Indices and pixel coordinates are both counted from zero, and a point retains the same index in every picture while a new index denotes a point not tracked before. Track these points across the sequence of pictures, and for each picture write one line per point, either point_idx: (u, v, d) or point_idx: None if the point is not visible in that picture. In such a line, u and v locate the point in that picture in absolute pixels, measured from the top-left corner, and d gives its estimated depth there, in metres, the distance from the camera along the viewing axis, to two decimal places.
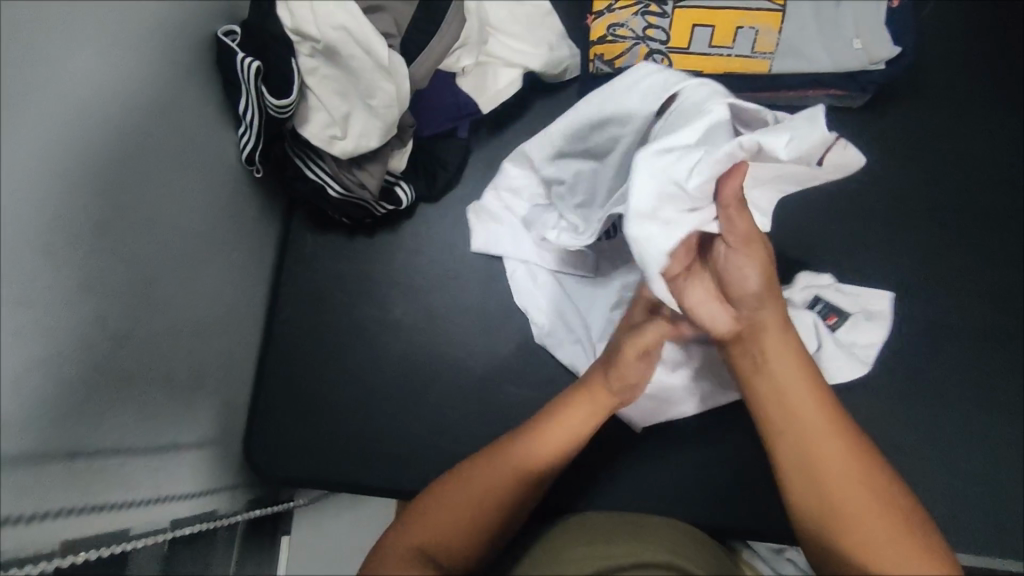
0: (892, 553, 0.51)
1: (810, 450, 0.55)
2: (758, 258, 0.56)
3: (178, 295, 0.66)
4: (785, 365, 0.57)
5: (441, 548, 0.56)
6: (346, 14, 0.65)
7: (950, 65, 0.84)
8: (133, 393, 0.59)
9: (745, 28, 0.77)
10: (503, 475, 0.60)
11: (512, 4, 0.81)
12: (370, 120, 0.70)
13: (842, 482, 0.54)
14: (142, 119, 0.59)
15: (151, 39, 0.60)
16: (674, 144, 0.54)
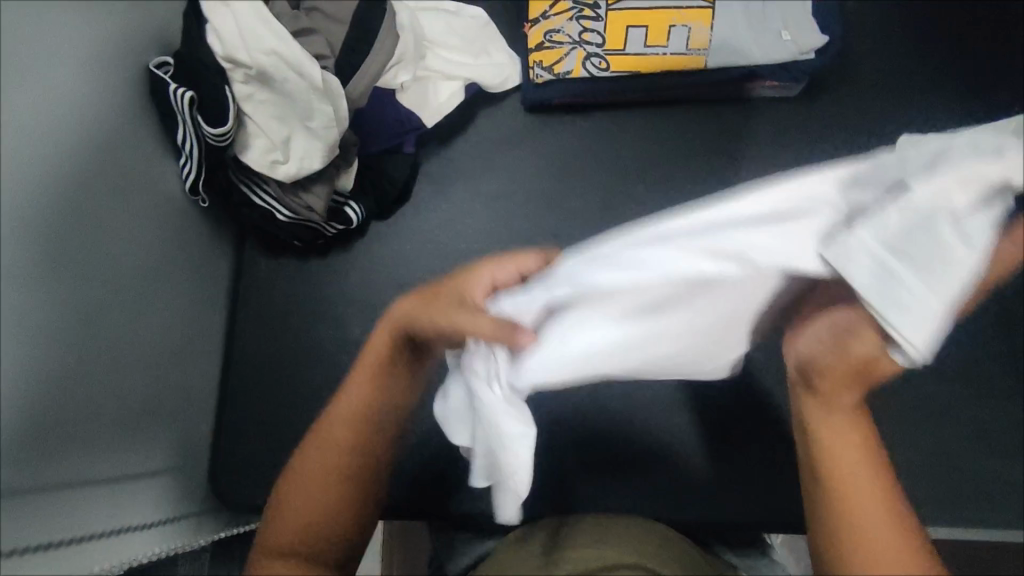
0: None
1: (846, 499, 0.47)
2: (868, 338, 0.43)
3: (128, 331, 0.65)
4: (832, 424, 0.48)
5: (306, 544, 0.55)
6: (275, 39, 0.63)
7: (886, 45, 0.85)
8: (81, 429, 0.58)
9: (677, 27, 0.79)
10: (341, 437, 0.57)
11: (449, 17, 0.83)
12: (312, 142, 0.70)
13: (875, 530, 0.46)
14: (78, 157, 0.58)
15: (83, 76, 0.60)
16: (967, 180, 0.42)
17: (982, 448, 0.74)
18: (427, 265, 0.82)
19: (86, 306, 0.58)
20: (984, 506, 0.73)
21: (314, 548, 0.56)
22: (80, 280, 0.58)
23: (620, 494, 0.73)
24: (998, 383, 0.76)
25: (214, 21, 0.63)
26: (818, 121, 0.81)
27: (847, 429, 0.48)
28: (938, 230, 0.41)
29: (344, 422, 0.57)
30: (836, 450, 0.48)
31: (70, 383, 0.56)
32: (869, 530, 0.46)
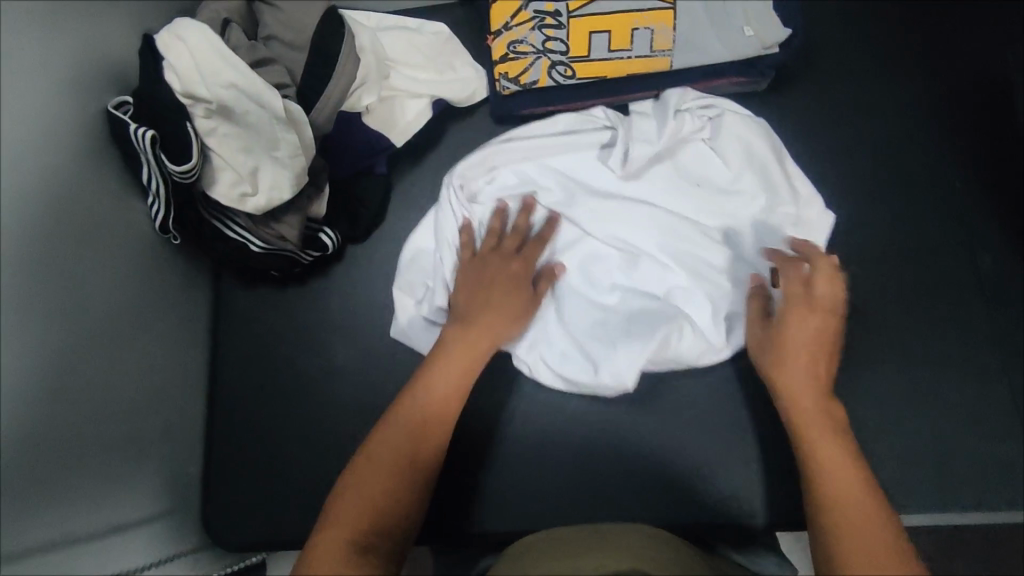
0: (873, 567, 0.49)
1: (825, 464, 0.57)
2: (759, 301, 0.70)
3: (101, 373, 0.63)
4: (796, 389, 0.62)
5: (365, 535, 0.54)
6: (235, 72, 0.64)
7: (849, 31, 0.85)
8: (54, 478, 0.56)
9: (640, 29, 0.78)
10: (420, 422, 0.61)
11: (409, 34, 0.82)
12: (279, 171, 0.69)
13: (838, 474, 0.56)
14: (45, 201, 0.56)
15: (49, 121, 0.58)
16: (703, 127, 0.78)
17: (989, 430, 0.71)
18: None
19: (53, 357, 0.56)
20: (996, 490, 0.69)
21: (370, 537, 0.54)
22: (48, 332, 0.56)
23: (617, 504, 0.72)
24: (1000, 359, 0.73)
25: (172, 58, 0.63)
26: (786, 113, 0.82)
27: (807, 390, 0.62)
28: (682, 144, 0.77)
29: (433, 416, 0.62)
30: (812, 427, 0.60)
31: (39, 441, 0.54)
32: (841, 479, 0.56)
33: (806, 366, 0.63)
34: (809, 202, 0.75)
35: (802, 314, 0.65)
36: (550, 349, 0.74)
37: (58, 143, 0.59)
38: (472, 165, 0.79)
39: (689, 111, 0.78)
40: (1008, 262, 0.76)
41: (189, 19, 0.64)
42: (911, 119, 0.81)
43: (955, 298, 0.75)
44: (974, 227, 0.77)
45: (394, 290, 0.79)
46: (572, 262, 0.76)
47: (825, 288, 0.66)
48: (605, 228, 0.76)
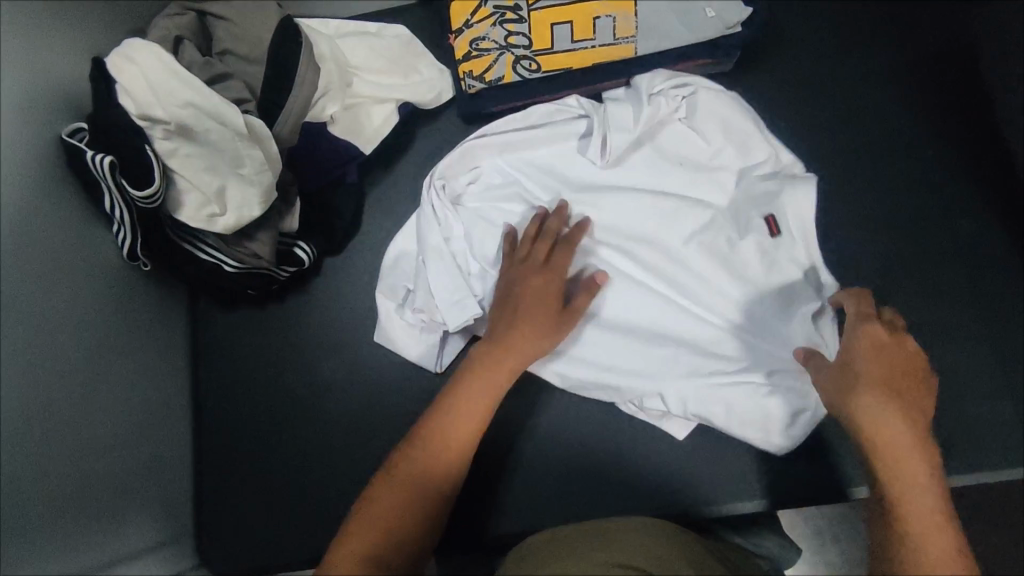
0: None
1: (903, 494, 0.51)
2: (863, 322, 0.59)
3: (78, 411, 0.61)
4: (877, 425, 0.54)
5: (379, 545, 0.52)
6: (192, 90, 0.62)
7: (808, 5, 0.84)
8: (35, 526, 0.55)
9: (602, 18, 0.77)
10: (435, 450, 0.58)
11: (368, 40, 0.80)
12: (247, 189, 0.67)
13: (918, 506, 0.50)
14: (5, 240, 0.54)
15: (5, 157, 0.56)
16: (682, 107, 0.77)
17: (979, 391, 0.71)
18: None
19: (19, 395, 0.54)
20: (989, 451, 0.69)
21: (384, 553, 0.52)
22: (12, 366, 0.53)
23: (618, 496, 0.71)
24: (983, 321, 0.73)
25: (123, 81, 0.62)
26: (752, 92, 0.81)
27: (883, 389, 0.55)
28: (663, 126, 0.76)
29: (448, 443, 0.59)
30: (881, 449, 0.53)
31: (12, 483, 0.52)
32: (918, 501, 0.51)
33: (880, 383, 0.55)
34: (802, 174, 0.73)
35: (872, 332, 0.58)
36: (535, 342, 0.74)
37: (15, 176, 0.56)
38: (453, 161, 0.77)
39: (664, 91, 0.76)
40: (985, 223, 0.76)
41: (139, 39, 0.62)
42: (880, 89, 0.81)
43: (935, 264, 0.75)
44: (947, 192, 0.77)
45: (376, 294, 0.77)
46: (675, 315, 0.73)
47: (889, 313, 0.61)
48: (691, 277, 0.73)
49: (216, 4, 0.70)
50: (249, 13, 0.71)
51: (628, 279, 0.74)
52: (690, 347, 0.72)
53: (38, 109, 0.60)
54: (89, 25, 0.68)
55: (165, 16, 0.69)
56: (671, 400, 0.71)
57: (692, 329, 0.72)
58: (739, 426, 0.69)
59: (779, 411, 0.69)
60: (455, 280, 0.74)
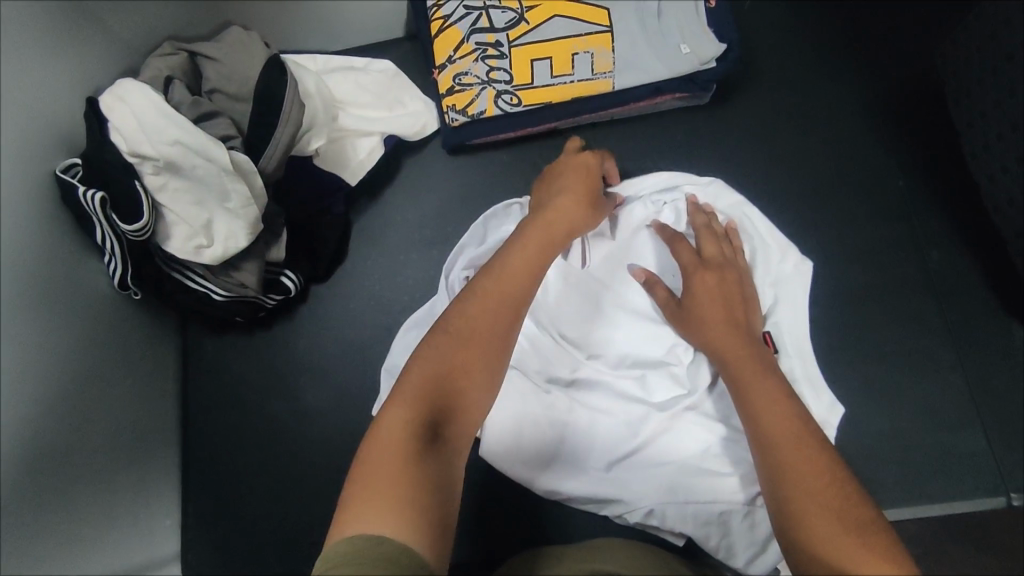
0: (826, 538, 0.46)
1: (767, 438, 0.54)
2: (688, 258, 0.71)
3: (78, 435, 0.63)
4: (744, 371, 0.61)
5: (431, 394, 0.48)
6: (179, 129, 0.64)
7: (783, 37, 0.87)
8: (36, 547, 0.56)
9: (580, 54, 0.79)
10: (454, 362, 0.50)
11: (356, 75, 0.83)
12: (234, 222, 0.70)
13: (789, 451, 0.52)
14: (12, 273, 0.57)
15: (8, 192, 0.59)
16: (668, 211, 0.79)
17: (948, 421, 0.72)
18: (373, 324, 0.82)
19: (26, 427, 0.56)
20: (961, 480, 0.71)
21: (426, 469, 0.43)
22: (21, 400, 0.55)
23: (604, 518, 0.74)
24: (953, 350, 0.75)
25: (115, 120, 0.64)
26: (728, 124, 0.84)
27: (775, 398, 0.57)
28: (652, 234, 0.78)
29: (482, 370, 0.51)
30: (756, 402, 0.57)
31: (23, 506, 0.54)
32: (793, 446, 0.53)
33: (721, 322, 0.65)
34: (800, 279, 0.75)
35: (703, 275, 0.69)
36: (529, 454, 0.72)
37: (13, 211, 0.59)
38: (463, 250, 0.79)
39: (648, 195, 0.80)
40: (952, 256, 0.78)
41: (132, 80, 0.65)
42: (852, 123, 0.83)
43: (905, 293, 0.77)
44: (919, 223, 0.80)
45: (383, 370, 0.78)
46: (678, 426, 0.73)
47: (712, 248, 0.72)
48: (683, 397, 0.73)
49: (209, 46, 0.73)
50: (237, 54, 0.73)
51: (624, 387, 0.74)
52: (689, 466, 0.71)
53: (34, 147, 0.63)
54: (84, 61, 0.69)
55: (158, 56, 0.71)
56: (666, 521, 0.71)
57: (692, 445, 0.72)
58: (717, 544, 0.70)
59: (765, 534, 0.70)
60: None
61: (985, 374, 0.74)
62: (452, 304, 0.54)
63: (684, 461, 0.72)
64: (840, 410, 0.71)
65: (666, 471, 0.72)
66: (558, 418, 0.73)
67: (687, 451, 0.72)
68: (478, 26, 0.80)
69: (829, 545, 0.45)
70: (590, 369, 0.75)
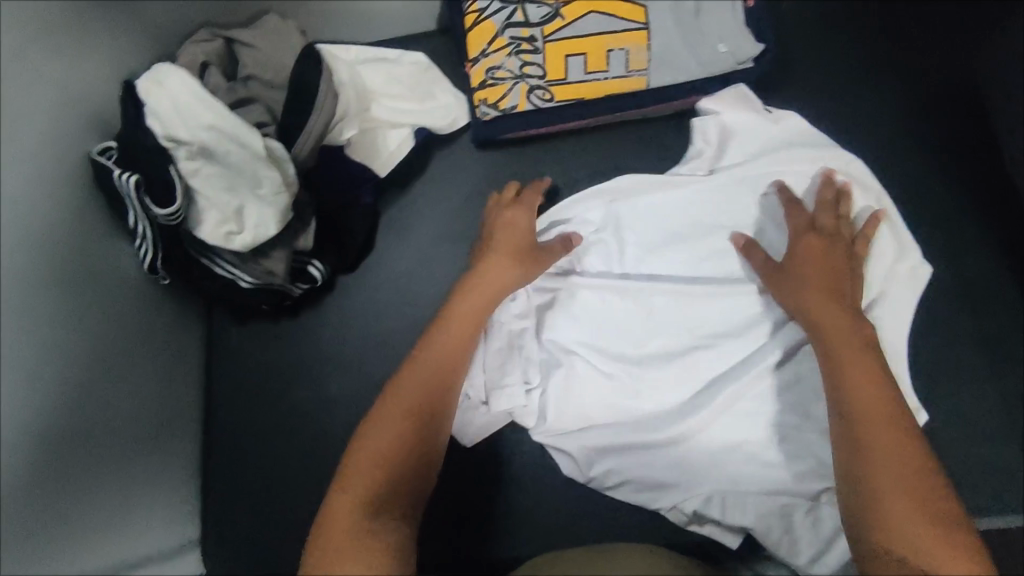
0: (913, 537, 0.50)
1: (863, 422, 0.56)
2: (800, 235, 0.70)
3: (107, 418, 0.64)
4: (844, 348, 0.61)
5: (374, 480, 0.54)
6: (214, 115, 0.64)
7: (822, 38, 0.86)
8: (67, 527, 0.58)
9: (615, 51, 0.79)
10: (388, 450, 0.56)
11: (389, 66, 0.82)
12: (265, 209, 0.70)
13: (875, 443, 0.54)
14: (48, 253, 0.57)
15: (47, 172, 0.59)
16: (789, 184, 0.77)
17: (958, 434, 0.74)
18: (397, 317, 0.82)
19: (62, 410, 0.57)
20: (979, 490, 0.72)
21: (381, 530, 0.51)
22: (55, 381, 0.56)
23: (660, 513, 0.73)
24: (980, 362, 0.76)
25: (152, 103, 0.64)
26: None
27: (869, 379, 0.58)
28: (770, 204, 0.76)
29: (426, 452, 0.58)
30: (853, 383, 0.58)
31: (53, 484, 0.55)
32: (880, 434, 0.55)
33: (824, 289, 0.65)
34: (909, 278, 0.75)
35: (812, 244, 0.69)
36: (578, 429, 0.73)
37: (50, 191, 0.59)
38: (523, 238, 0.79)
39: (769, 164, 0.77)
40: (976, 270, 0.79)
41: (169, 64, 0.65)
42: (889, 127, 0.84)
43: (926, 304, 0.78)
44: (952, 233, 0.80)
45: None
46: (735, 405, 0.70)
47: (827, 218, 0.71)
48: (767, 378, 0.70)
49: (245, 32, 0.72)
50: (274, 42, 0.73)
51: (705, 366, 0.72)
52: (758, 455, 0.70)
53: (69, 127, 0.63)
54: (121, 44, 0.70)
55: (193, 41, 0.70)
56: (730, 516, 0.69)
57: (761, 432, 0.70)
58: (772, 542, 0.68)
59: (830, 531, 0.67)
60: (518, 342, 0.74)
61: (1010, 387, 0.75)
62: (381, 401, 0.60)
63: (754, 450, 0.70)
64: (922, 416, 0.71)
65: (724, 449, 0.70)
66: (623, 403, 0.72)
67: (743, 427, 0.70)
68: (513, 21, 0.79)
69: (915, 550, 0.49)
70: (662, 343, 0.73)
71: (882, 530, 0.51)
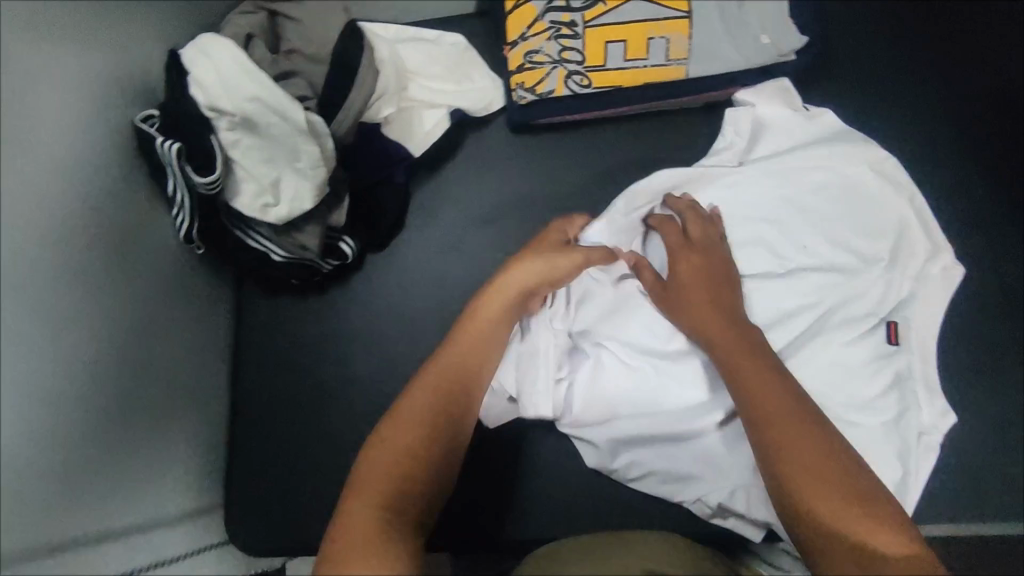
0: (852, 520, 0.51)
1: (766, 423, 0.57)
2: (681, 254, 0.72)
3: (143, 375, 0.64)
4: (745, 365, 0.62)
5: (391, 486, 0.53)
6: (258, 86, 0.65)
7: (862, 38, 0.86)
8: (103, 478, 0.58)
9: (656, 39, 0.79)
10: (407, 458, 0.55)
11: (428, 47, 0.85)
12: (301, 183, 0.71)
13: (790, 438, 0.56)
14: (87, 211, 0.57)
15: (91, 131, 0.60)
16: (829, 178, 0.77)
17: (984, 442, 0.73)
18: (425, 297, 0.82)
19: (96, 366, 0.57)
20: (1006, 495, 0.71)
21: (394, 537, 0.50)
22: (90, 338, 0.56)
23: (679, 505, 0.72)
24: (1011, 366, 0.75)
25: (196, 73, 0.64)
26: None
27: (763, 376, 0.60)
28: (811, 197, 0.76)
29: (440, 459, 0.57)
30: (751, 385, 0.60)
31: (84, 438, 0.55)
32: (787, 434, 0.56)
33: (706, 305, 0.68)
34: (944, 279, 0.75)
35: (689, 259, 0.71)
36: (608, 419, 0.72)
37: (92, 150, 0.60)
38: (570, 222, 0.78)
39: (810, 155, 0.77)
40: (1011, 276, 0.78)
41: (214, 35, 0.65)
42: (928, 128, 0.83)
43: (956, 307, 0.77)
44: (987, 236, 0.79)
45: None
46: None
47: (699, 231, 0.73)
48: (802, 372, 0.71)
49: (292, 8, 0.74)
50: (321, 17, 0.75)
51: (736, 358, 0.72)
52: None
53: (114, 90, 0.64)
54: (168, 13, 0.71)
55: (238, 14, 0.72)
56: (750, 507, 0.69)
57: None
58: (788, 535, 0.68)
59: None
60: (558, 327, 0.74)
61: None
62: (401, 405, 0.59)
63: None
64: (951, 417, 0.71)
65: (749, 439, 0.70)
66: (654, 389, 0.72)
67: None
68: (554, 5, 0.79)
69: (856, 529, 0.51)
70: None
71: (812, 519, 0.52)
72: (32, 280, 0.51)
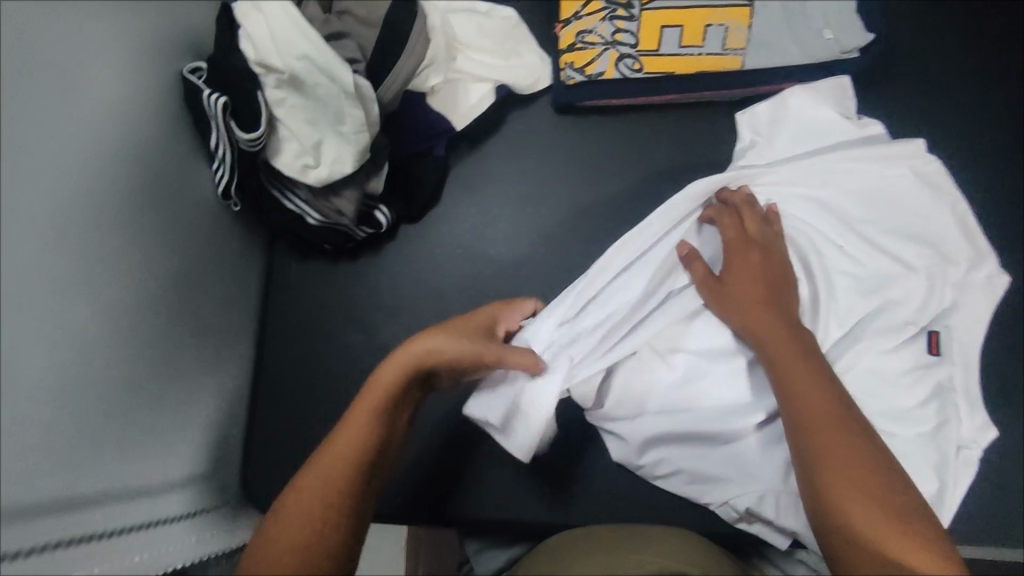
0: (893, 541, 0.50)
1: (811, 434, 0.56)
2: (735, 251, 0.70)
3: (176, 323, 0.65)
4: (792, 365, 0.60)
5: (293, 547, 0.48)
6: (308, 43, 0.63)
7: (926, 40, 0.84)
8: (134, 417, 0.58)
9: (713, 26, 0.79)
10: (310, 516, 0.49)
11: (479, 20, 0.84)
12: (343, 146, 0.70)
13: (835, 451, 0.55)
14: (132, 155, 0.58)
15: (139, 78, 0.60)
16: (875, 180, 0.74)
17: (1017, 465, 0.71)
18: (457, 270, 0.82)
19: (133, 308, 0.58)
20: None
21: None
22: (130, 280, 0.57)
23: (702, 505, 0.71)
24: None
25: (248, 26, 0.64)
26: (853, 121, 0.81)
27: (811, 373, 0.59)
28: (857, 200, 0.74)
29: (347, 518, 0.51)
30: (796, 386, 0.59)
31: (117, 379, 0.56)
32: (831, 443, 0.55)
33: (761, 303, 0.66)
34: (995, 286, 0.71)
35: (744, 257, 0.69)
36: (633, 414, 0.71)
37: (139, 97, 0.60)
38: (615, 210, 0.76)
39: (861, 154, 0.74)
40: None
41: None
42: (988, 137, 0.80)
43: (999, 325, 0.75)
44: None
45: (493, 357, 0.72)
46: None
47: (757, 226, 0.71)
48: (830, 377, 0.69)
49: None
50: None
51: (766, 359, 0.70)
52: None
53: (164, 40, 0.64)
54: None
55: None
56: (775, 512, 0.67)
57: None
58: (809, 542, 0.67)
59: None
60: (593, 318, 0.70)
61: None
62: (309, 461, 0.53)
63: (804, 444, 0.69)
64: (990, 434, 0.68)
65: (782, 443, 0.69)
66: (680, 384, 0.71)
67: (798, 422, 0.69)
68: None
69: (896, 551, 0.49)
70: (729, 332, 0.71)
71: (847, 535, 0.51)
72: (72, 217, 0.51)
